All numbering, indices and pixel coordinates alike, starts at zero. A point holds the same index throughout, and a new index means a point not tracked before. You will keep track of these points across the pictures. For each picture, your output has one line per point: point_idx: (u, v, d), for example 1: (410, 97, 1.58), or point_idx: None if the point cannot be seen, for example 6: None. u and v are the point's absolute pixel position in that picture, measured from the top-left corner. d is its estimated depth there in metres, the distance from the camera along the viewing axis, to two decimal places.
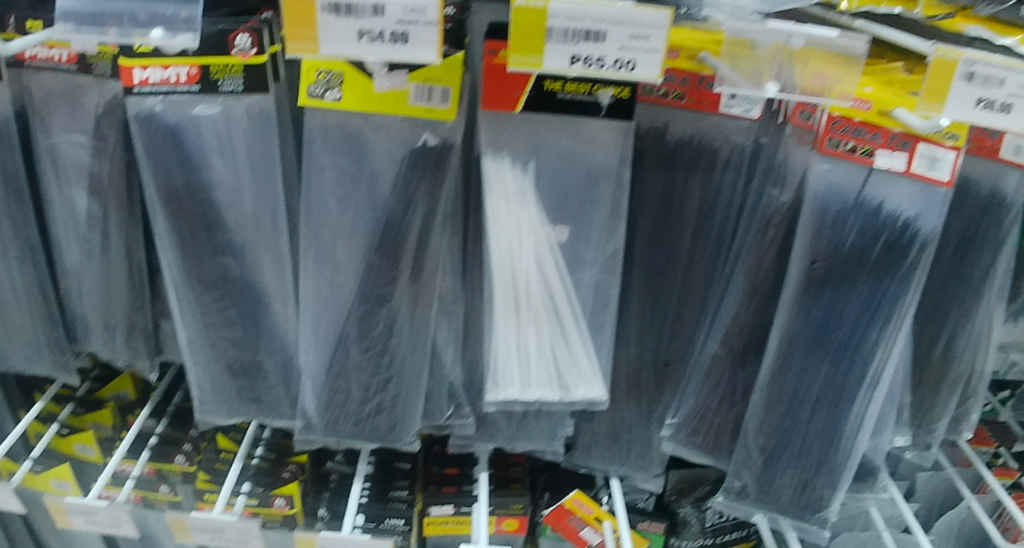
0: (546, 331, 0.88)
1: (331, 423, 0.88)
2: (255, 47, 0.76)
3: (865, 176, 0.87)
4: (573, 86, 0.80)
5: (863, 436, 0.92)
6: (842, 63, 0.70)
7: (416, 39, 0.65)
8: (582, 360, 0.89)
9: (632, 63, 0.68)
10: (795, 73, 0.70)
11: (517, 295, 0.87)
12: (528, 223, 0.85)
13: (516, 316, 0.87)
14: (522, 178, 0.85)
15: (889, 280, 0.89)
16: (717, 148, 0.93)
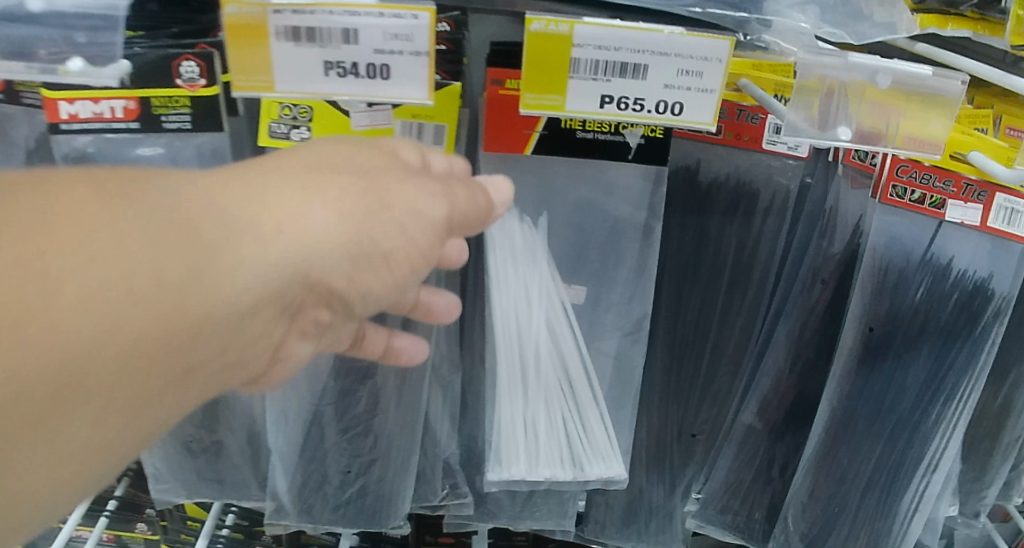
0: (558, 403, 0.76)
1: (307, 508, 0.77)
2: (204, 77, 0.62)
3: (934, 230, 0.74)
4: (595, 124, 0.66)
5: (917, 523, 0.79)
6: (922, 106, 0.56)
7: (398, 73, 0.53)
8: (597, 437, 0.76)
9: (679, 105, 0.55)
10: (863, 120, 0.56)
11: (525, 365, 0.74)
12: (539, 285, 0.72)
13: (523, 389, 0.74)
14: (533, 236, 0.72)
15: (958, 349, 0.76)
16: (757, 191, 0.79)
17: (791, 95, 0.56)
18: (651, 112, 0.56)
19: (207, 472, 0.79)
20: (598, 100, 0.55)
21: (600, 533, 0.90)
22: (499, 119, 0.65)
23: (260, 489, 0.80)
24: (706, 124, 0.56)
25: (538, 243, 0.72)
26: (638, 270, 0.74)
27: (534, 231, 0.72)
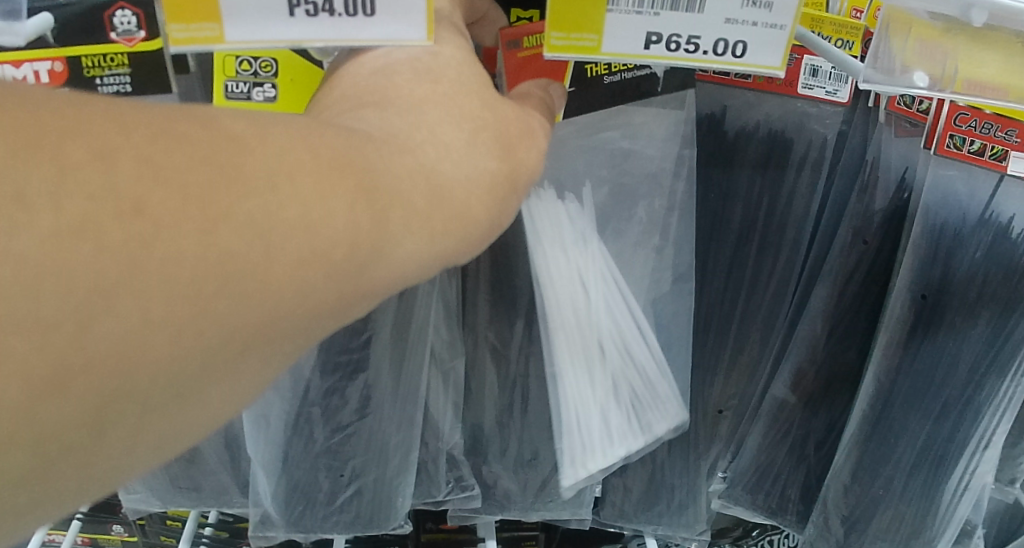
0: (621, 379, 0.67)
1: (297, 518, 0.69)
2: (143, 29, 0.51)
3: (994, 184, 0.65)
4: (621, 64, 0.58)
5: (965, 503, 0.73)
6: (1013, 44, 0.47)
7: (386, 7, 0.40)
8: (664, 398, 0.68)
9: (742, 44, 0.46)
10: (937, 56, 0.48)
11: (584, 346, 0.65)
12: (587, 260, 0.64)
13: (587, 371, 0.66)
14: (575, 209, 0.64)
15: (1017, 319, 0.67)
16: (791, 141, 0.69)
17: (874, 31, 0.47)
18: (707, 54, 0.46)
19: (184, 477, 0.72)
20: (643, 40, 0.45)
21: (620, 517, 0.80)
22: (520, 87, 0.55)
23: (242, 494, 0.74)
24: (774, 69, 0.46)
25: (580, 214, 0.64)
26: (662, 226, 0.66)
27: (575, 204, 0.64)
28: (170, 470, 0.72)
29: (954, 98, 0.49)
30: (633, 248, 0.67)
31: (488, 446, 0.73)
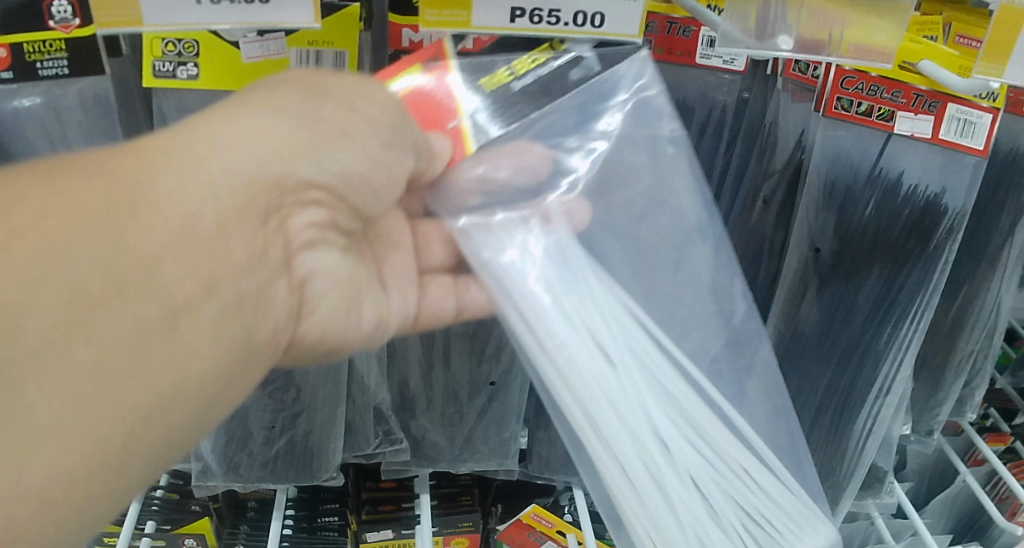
0: (739, 507, 0.55)
1: (233, 468, 0.74)
2: (78, 17, 0.54)
3: (882, 143, 0.69)
4: (522, 64, 0.55)
5: (871, 448, 0.78)
6: (886, 10, 0.53)
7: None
8: (787, 501, 0.56)
9: (600, 15, 0.49)
10: (791, 18, 0.53)
11: (676, 492, 0.54)
12: (636, 372, 0.54)
13: (693, 521, 0.54)
14: (588, 306, 0.54)
15: (910, 268, 0.71)
16: (692, 106, 0.73)
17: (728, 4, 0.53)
18: (568, 26, 0.50)
19: None
20: (507, 13, 0.48)
21: (545, 468, 0.86)
22: (422, 119, 0.52)
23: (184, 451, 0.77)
24: (630, 37, 0.50)
25: (612, 291, 0.56)
26: (692, 276, 0.58)
27: (595, 294, 0.55)
28: None
29: (838, 61, 0.55)
30: (666, 305, 0.58)
31: (418, 399, 0.77)
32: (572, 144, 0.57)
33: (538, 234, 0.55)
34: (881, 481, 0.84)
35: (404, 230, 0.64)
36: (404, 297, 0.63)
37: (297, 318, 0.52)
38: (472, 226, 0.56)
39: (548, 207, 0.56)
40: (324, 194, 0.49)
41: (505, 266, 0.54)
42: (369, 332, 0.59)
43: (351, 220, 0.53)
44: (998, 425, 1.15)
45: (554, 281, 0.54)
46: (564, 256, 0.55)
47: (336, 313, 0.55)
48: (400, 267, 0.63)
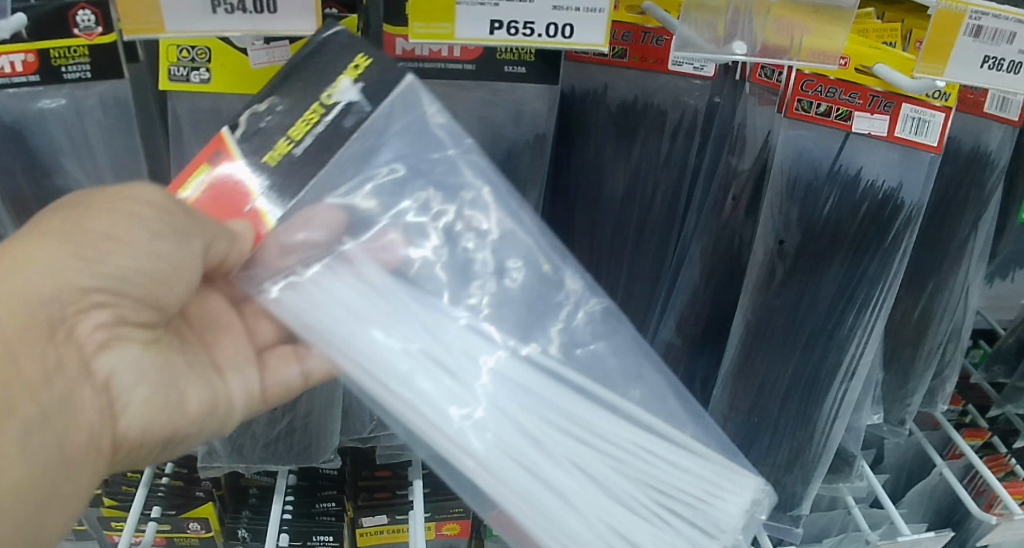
0: (668, 502, 0.57)
1: (237, 449, 0.79)
2: (101, 25, 0.60)
3: (842, 141, 0.75)
4: (297, 128, 0.58)
5: (839, 427, 0.83)
6: (826, 16, 0.61)
7: (285, 6, 0.54)
8: (707, 472, 0.58)
9: (570, 27, 0.55)
10: (754, 27, 0.61)
11: (597, 521, 0.55)
12: (518, 428, 0.55)
13: (622, 538, 0.55)
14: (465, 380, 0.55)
15: (869, 258, 0.77)
16: (665, 111, 0.80)
17: (692, 15, 0.62)
18: (542, 37, 0.55)
19: None
20: (488, 26, 0.54)
21: None
22: (219, 210, 0.58)
23: None
24: (598, 46, 0.56)
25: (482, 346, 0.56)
26: (544, 301, 0.59)
27: (455, 364, 0.55)
28: None
29: (799, 64, 0.62)
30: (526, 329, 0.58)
31: None
32: (362, 205, 0.59)
33: (375, 314, 0.56)
34: (850, 464, 0.89)
35: (229, 313, 0.67)
36: (245, 377, 0.65)
37: (111, 418, 0.55)
38: (283, 293, 0.58)
39: (360, 265, 0.58)
40: (111, 291, 0.54)
41: (360, 350, 0.56)
42: (199, 413, 0.61)
43: (143, 313, 0.56)
44: (975, 422, 1.16)
45: (420, 364, 0.55)
46: (423, 324, 0.56)
47: (155, 409, 0.58)
48: (233, 351, 0.66)
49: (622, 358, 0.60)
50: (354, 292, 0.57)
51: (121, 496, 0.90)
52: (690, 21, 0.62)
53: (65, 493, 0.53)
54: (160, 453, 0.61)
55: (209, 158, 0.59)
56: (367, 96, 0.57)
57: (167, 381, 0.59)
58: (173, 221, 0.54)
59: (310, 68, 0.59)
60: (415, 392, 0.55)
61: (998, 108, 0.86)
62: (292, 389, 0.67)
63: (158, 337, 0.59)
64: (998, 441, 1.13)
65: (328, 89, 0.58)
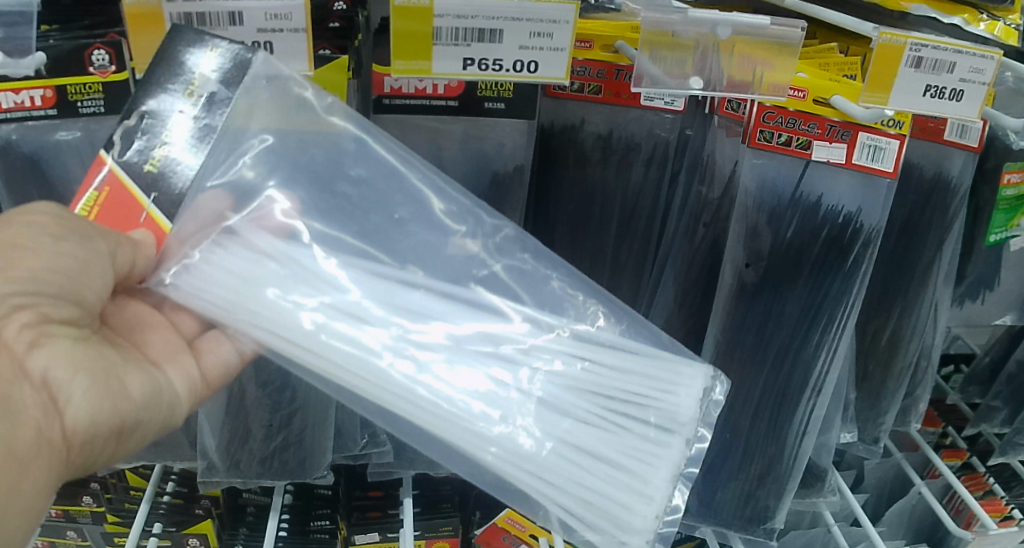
0: (629, 404, 0.65)
1: (235, 464, 0.83)
2: (114, 63, 0.67)
3: (802, 169, 0.80)
4: (173, 136, 0.61)
5: (808, 443, 0.87)
6: (777, 50, 0.67)
7: (280, 47, 0.64)
8: (657, 365, 0.66)
9: (534, 63, 0.64)
10: (720, 64, 0.68)
11: (563, 432, 0.63)
12: (457, 360, 0.64)
13: (588, 447, 0.63)
14: (389, 324, 0.64)
15: (830, 281, 0.82)
16: (637, 143, 0.85)
17: (651, 52, 0.67)
18: (510, 72, 0.64)
19: None
20: (462, 63, 0.63)
21: None
22: (118, 223, 0.61)
23: (191, 449, 0.87)
24: (559, 78, 0.65)
25: (397, 287, 0.65)
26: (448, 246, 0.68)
27: (382, 313, 0.64)
28: None
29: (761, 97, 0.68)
30: (441, 273, 0.67)
31: None
32: (245, 177, 0.66)
33: (270, 276, 0.64)
34: (822, 479, 0.95)
35: (153, 314, 0.69)
36: (181, 366, 0.68)
37: (57, 412, 0.57)
38: (178, 278, 0.64)
39: (252, 237, 0.65)
40: (30, 292, 0.58)
41: (267, 314, 0.62)
42: (144, 400, 0.63)
43: (63, 309, 0.59)
44: (955, 443, 1.18)
45: (349, 320, 0.63)
46: (318, 282, 0.64)
47: (99, 399, 0.59)
48: (164, 343, 0.68)
49: (551, 285, 0.67)
50: (248, 262, 0.64)
51: (123, 513, 0.95)
52: (656, 58, 0.67)
53: (26, 490, 0.55)
54: (122, 449, 0.63)
55: (92, 179, 0.61)
56: (228, 84, 0.62)
57: (103, 373, 0.61)
58: (72, 225, 0.59)
59: (160, 69, 0.61)
60: (334, 349, 0.62)
61: (957, 136, 0.88)
62: (232, 366, 0.71)
63: (88, 336, 0.62)
64: (976, 461, 1.16)
65: (188, 87, 0.61)
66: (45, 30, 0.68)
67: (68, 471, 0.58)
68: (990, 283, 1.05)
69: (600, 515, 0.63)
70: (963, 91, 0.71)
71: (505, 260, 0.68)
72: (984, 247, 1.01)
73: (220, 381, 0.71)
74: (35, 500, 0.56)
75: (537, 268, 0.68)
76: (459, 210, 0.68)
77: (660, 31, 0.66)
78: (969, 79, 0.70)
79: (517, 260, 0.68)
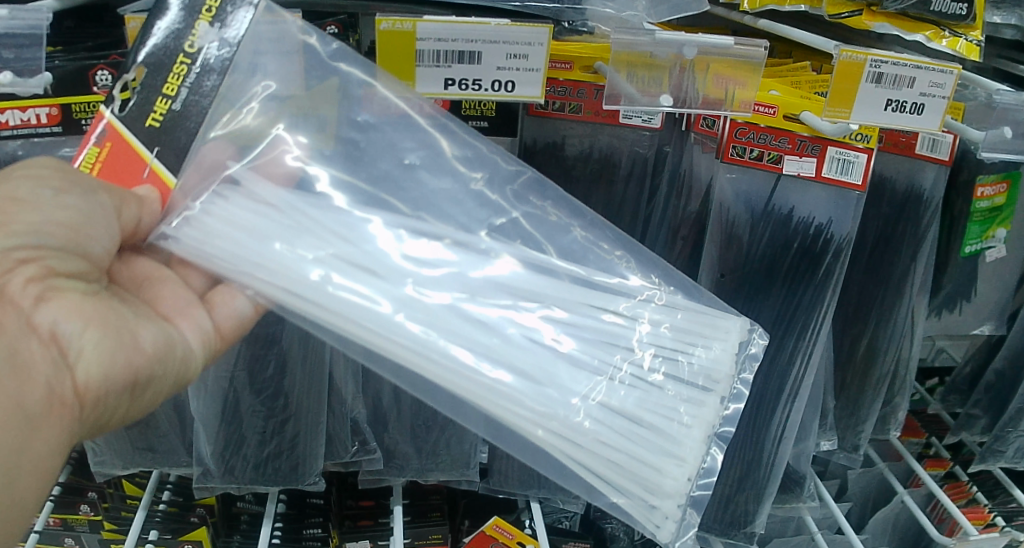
0: (659, 361, 0.68)
1: (230, 470, 0.86)
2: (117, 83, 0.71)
3: (774, 183, 0.84)
4: (171, 85, 0.63)
5: (784, 449, 0.91)
6: (744, 68, 0.71)
7: None
8: (689, 322, 0.69)
9: (511, 83, 0.68)
10: (695, 81, 0.71)
11: (592, 390, 0.67)
12: (474, 312, 0.67)
13: (619, 407, 0.66)
14: (402, 276, 0.67)
15: (803, 289, 0.87)
16: (618, 159, 0.89)
17: (622, 73, 0.71)
18: (488, 91, 0.69)
19: (138, 441, 0.88)
20: (443, 82, 0.69)
21: (505, 482, 0.98)
22: (123, 177, 0.65)
23: (188, 454, 0.90)
24: (534, 97, 0.69)
25: (409, 236, 0.68)
26: (461, 191, 0.72)
27: (398, 264, 0.67)
28: (130, 435, 0.87)
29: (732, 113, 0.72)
30: (454, 222, 0.71)
31: (389, 416, 0.91)
32: (253, 124, 0.69)
33: (276, 228, 0.67)
34: (800, 484, 0.99)
35: (161, 269, 0.72)
36: (193, 320, 0.70)
37: (68, 367, 0.61)
38: (179, 231, 0.66)
39: (253, 186, 0.68)
40: (34, 245, 0.61)
41: (270, 266, 0.66)
42: (155, 352, 0.66)
43: (69, 262, 0.63)
44: (939, 452, 1.20)
45: (361, 273, 0.66)
46: (336, 232, 0.67)
47: (109, 353, 0.63)
48: (174, 299, 0.71)
49: (571, 235, 0.72)
50: (254, 213, 0.67)
51: (120, 520, 0.98)
52: (630, 77, 0.71)
53: (38, 448, 0.58)
54: (136, 405, 0.66)
55: (93, 134, 0.64)
56: (229, 34, 0.64)
57: (113, 327, 0.64)
58: (77, 178, 0.62)
59: (160, 22, 0.64)
60: (340, 301, 0.65)
61: (928, 151, 0.91)
62: (244, 317, 0.73)
63: (98, 290, 0.65)
64: (959, 471, 1.18)
65: (189, 39, 0.64)
66: (51, 50, 0.72)
67: (81, 429, 0.62)
68: (967, 294, 1.06)
69: (630, 477, 0.66)
70: (924, 104, 0.74)
71: (522, 207, 0.72)
72: (960, 259, 1.03)
73: (233, 332, 0.73)
74: (49, 455, 0.59)
75: (559, 219, 0.72)
76: (471, 154, 0.73)
77: (632, 53, 0.70)
78: (930, 94, 0.74)
79: (533, 206, 0.72)
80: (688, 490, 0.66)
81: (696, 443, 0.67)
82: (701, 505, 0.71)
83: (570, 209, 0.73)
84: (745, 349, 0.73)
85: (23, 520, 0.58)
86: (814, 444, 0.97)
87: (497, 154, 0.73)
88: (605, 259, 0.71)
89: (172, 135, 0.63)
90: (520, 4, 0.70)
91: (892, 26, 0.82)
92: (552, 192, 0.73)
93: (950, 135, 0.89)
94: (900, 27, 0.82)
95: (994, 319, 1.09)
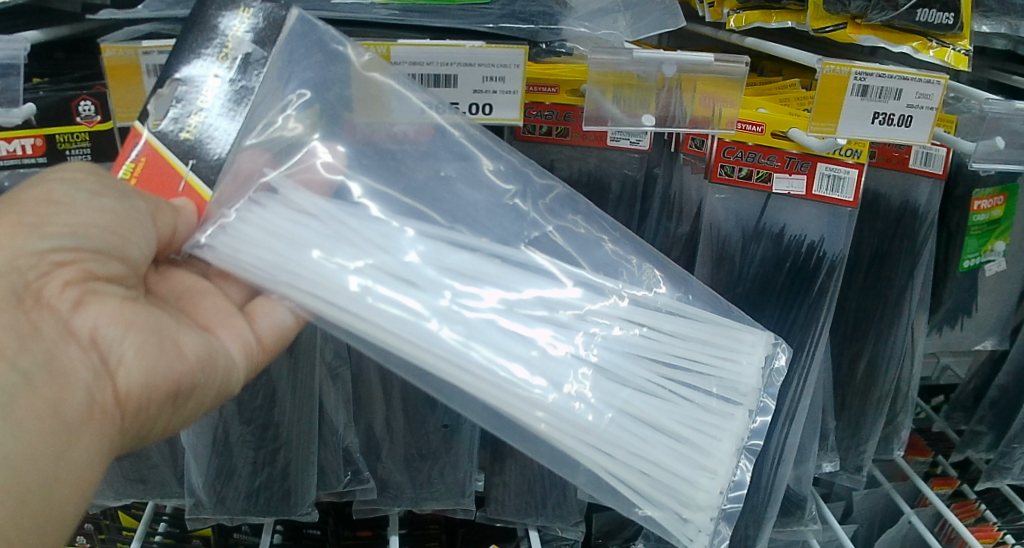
0: (687, 373, 0.68)
1: (221, 501, 0.85)
2: (100, 114, 0.72)
3: (764, 201, 0.84)
4: (204, 100, 0.64)
5: (784, 472, 0.90)
6: (727, 84, 0.70)
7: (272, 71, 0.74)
8: (713, 335, 0.69)
9: (489, 106, 0.70)
10: (683, 103, 0.71)
11: (622, 401, 0.66)
12: (512, 325, 0.66)
13: (648, 418, 0.66)
14: (439, 287, 0.66)
15: (798, 309, 0.86)
16: (609, 182, 0.88)
17: (603, 92, 0.70)
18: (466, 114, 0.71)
19: (129, 473, 0.87)
20: None
21: (502, 510, 0.96)
22: (158, 191, 0.65)
23: (179, 486, 0.89)
24: (512, 119, 0.70)
25: (445, 249, 0.67)
26: (496, 205, 0.71)
27: (435, 276, 0.66)
28: (122, 466, 0.87)
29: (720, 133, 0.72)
30: (491, 234, 0.70)
31: (382, 445, 0.91)
32: (290, 131, 0.69)
33: (313, 236, 0.66)
34: (801, 508, 0.97)
35: (199, 281, 0.72)
36: (235, 330, 0.70)
37: (108, 374, 0.61)
38: (214, 240, 0.65)
39: (290, 194, 0.68)
40: (73, 247, 0.61)
41: (309, 276, 0.65)
42: (198, 361, 0.66)
43: (108, 265, 0.63)
44: (946, 470, 1.18)
45: (394, 283, 0.65)
46: (377, 244, 0.66)
47: (150, 359, 0.63)
48: (214, 310, 0.70)
49: (603, 249, 0.71)
50: (292, 223, 0.66)
51: None
52: (615, 99, 0.71)
53: (77, 458, 0.58)
54: (179, 414, 0.66)
55: (130, 151, 0.65)
56: (262, 43, 0.64)
57: (155, 334, 0.64)
58: (113, 182, 0.63)
59: (196, 36, 0.64)
60: (380, 312, 0.64)
61: (922, 164, 0.90)
62: (284, 328, 0.72)
63: (136, 296, 0.65)
64: (968, 489, 1.16)
65: (222, 50, 0.64)
66: (36, 84, 0.72)
67: (120, 439, 0.62)
68: (967, 310, 1.05)
69: (663, 489, 0.65)
70: (912, 117, 0.73)
71: (557, 222, 0.71)
72: (959, 274, 1.02)
73: (276, 344, 0.72)
74: (88, 466, 0.59)
75: (588, 232, 0.71)
76: (505, 167, 0.71)
77: (616, 73, 0.70)
78: (917, 106, 0.73)
79: (566, 220, 0.71)
80: (720, 503, 0.65)
81: (728, 456, 0.66)
82: (732, 516, 0.71)
83: (598, 223, 0.72)
84: (771, 363, 0.72)
85: (64, 535, 0.58)
86: (813, 468, 0.94)
87: (529, 167, 0.72)
88: (634, 272, 0.71)
89: (205, 146, 0.63)
90: (494, 26, 0.70)
91: (877, 39, 0.81)
92: (583, 206, 0.72)
93: (943, 148, 0.88)
94: (885, 39, 0.81)
95: (995, 334, 1.08)
